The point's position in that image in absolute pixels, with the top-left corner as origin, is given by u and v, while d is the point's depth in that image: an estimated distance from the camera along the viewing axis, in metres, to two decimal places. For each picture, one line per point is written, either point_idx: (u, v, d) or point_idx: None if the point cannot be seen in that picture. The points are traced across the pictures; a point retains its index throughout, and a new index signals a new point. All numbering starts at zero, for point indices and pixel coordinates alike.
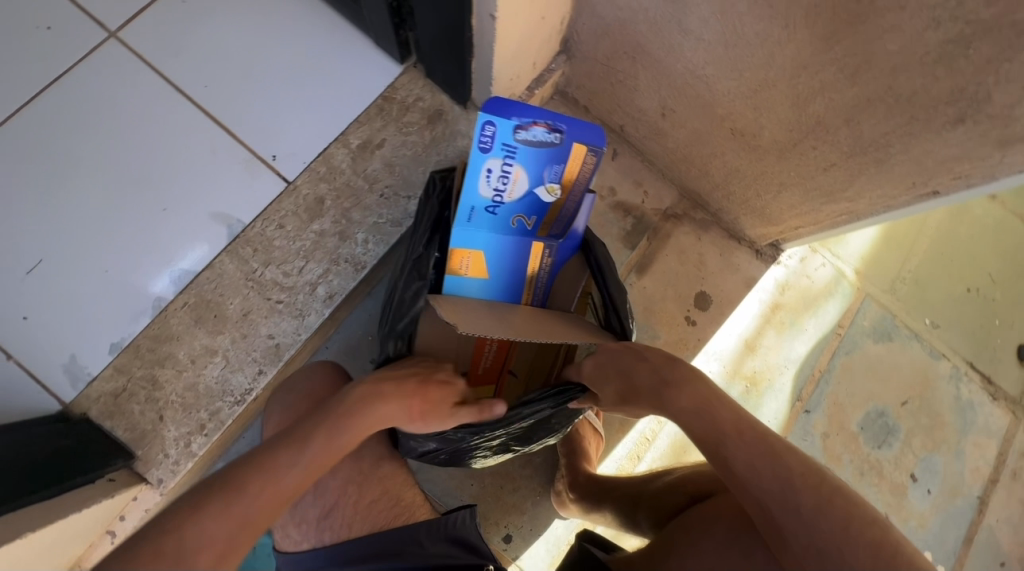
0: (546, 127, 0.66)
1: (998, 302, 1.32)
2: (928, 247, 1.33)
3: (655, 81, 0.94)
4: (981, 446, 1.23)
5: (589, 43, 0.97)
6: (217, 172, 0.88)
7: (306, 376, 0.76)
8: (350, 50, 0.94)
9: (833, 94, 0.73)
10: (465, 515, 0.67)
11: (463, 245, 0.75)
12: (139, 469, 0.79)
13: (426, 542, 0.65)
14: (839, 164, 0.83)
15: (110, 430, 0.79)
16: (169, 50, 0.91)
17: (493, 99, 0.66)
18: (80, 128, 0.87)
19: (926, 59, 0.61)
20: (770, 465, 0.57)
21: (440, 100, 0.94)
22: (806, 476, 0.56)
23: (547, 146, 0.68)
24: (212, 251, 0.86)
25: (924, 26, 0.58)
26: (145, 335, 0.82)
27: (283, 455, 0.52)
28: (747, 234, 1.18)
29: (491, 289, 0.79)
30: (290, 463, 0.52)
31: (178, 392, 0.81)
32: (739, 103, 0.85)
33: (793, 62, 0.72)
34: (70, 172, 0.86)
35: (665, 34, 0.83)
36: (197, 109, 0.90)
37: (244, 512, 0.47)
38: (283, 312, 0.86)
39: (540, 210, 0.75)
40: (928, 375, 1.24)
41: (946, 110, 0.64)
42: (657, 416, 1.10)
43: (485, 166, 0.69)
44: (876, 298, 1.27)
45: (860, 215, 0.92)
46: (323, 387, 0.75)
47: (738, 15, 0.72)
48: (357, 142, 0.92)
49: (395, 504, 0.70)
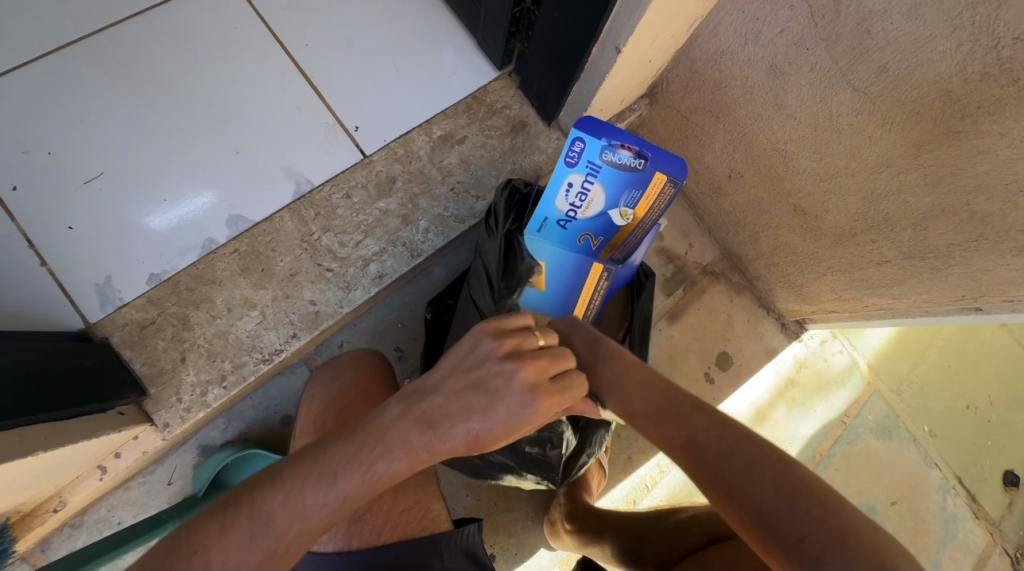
0: (633, 152, 0.67)
1: (993, 424, 1.36)
2: (939, 357, 1.37)
3: (731, 144, 0.97)
4: (957, 560, 1.26)
5: (676, 93, 1.00)
6: (296, 129, 0.88)
7: (351, 366, 0.76)
8: (452, 45, 0.96)
9: (907, 197, 0.76)
10: (473, 530, 0.67)
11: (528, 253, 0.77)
12: (148, 408, 0.76)
13: (443, 556, 0.64)
14: (893, 262, 0.86)
15: (128, 361, 0.76)
16: (278, 3, 0.92)
17: (585, 118, 0.68)
18: (170, 55, 0.87)
19: (1011, 186, 0.64)
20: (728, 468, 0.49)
21: (527, 113, 0.96)
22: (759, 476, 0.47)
23: (629, 170, 0.69)
24: (274, 205, 0.85)
25: (1019, 157, 0.62)
26: (187, 273, 0.80)
27: (361, 456, 0.47)
28: (778, 307, 1.21)
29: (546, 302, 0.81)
30: (364, 471, 0.47)
31: (206, 338, 0.79)
32: (811, 183, 0.88)
33: (878, 159, 0.76)
34: (151, 95, 0.85)
35: (758, 104, 0.86)
36: (292, 65, 0.90)
37: (346, 486, 0.46)
38: (330, 281, 0.84)
39: (609, 232, 0.76)
40: (919, 480, 1.27)
41: (1016, 237, 0.68)
42: (660, 463, 1.10)
43: (567, 180, 0.70)
44: (883, 395, 1.30)
45: (897, 313, 0.95)
46: (367, 379, 0.76)
47: (837, 104, 0.75)
48: (439, 132, 0.92)
49: (423, 517, 0.68)
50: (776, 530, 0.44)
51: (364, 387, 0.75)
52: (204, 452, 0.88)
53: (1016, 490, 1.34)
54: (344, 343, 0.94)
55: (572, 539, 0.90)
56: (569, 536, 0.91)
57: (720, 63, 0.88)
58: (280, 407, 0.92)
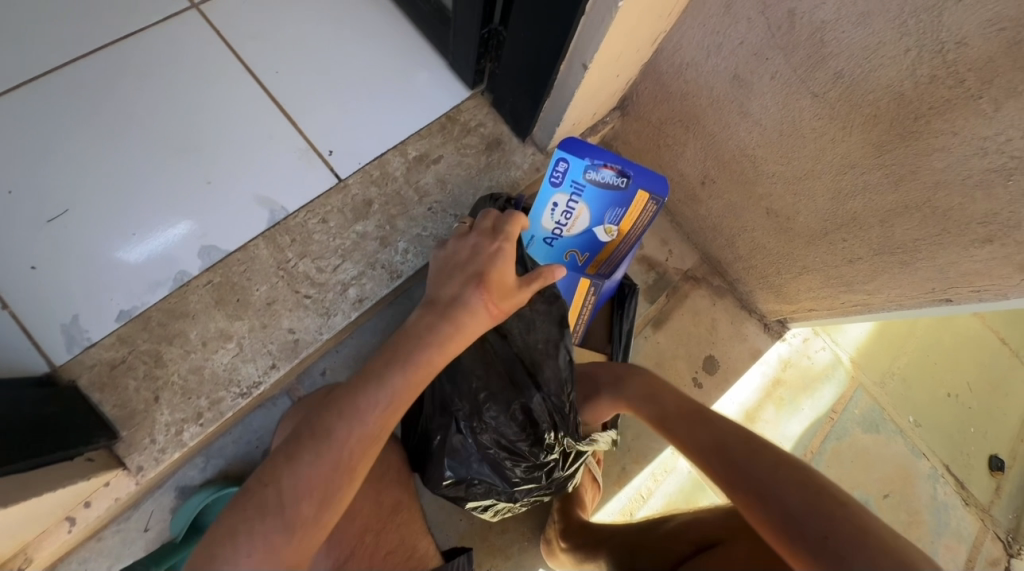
0: (615, 170, 0.68)
1: (974, 410, 1.39)
2: (917, 348, 1.40)
3: (702, 152, 0.99)
4: (952, 549, 1.27)
5: (646, 105, 1.03)
6: (269, 157, 0.87)
7: None
8: (423, 66, 0.97)
9: (873, 195, 0.79)
10: (462, 562, 0.69)
11: None
12: (120, 453, 0.72)
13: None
14: (865, 259, 0.89)
15: (97, 404, 0.73)
16: (245, 32, 0.92)
17: (569, 138, 0.69)
18: (136, 87, 0.86)
19: (967, 181, 0.67)
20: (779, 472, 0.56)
21: (502, 130, 0.97)
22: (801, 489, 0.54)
23: (613, 188, 0.69)
24: (247, 233, 0.83)
25: (971, 153, 0.64)
26: (159, 308, 0.78)
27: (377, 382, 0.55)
28: (759, 308, 1.23)
29: None
30: (384, 393, 0.54)
31: (181, 374, 0.76)
32: (780, 186, 0.91)
33: (842, 160, 0.78)
34: (117, 128, 0.84)
35: (725, 112, 0.89)
36: (263, 92, 0.90)
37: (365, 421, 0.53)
38: (309, 308, 0.83)
39: (595, 250, 0.77)
40: (909, 471, 1.29)
41: (977, 229, 0.70)
42: (654, 473, 1.09)
43: (551, 200, 0.71)
44: (868, 389, 1.32)
45: (873, 308, 0.97)
46: None
47: (799, 110, 0.78)
48: (414, 153, 0.93)
49: (410, 556, 0.66)
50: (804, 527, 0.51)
51: None
52: (182, 494, 0.84)
53: (1001, 474, 1.36)
54: (326, 370, 0.92)
55: (568, 557, 0.88)
56: (565, 555, 0.89)
57: (686, 75, 0.90)
58: (262, 441, 0.89)
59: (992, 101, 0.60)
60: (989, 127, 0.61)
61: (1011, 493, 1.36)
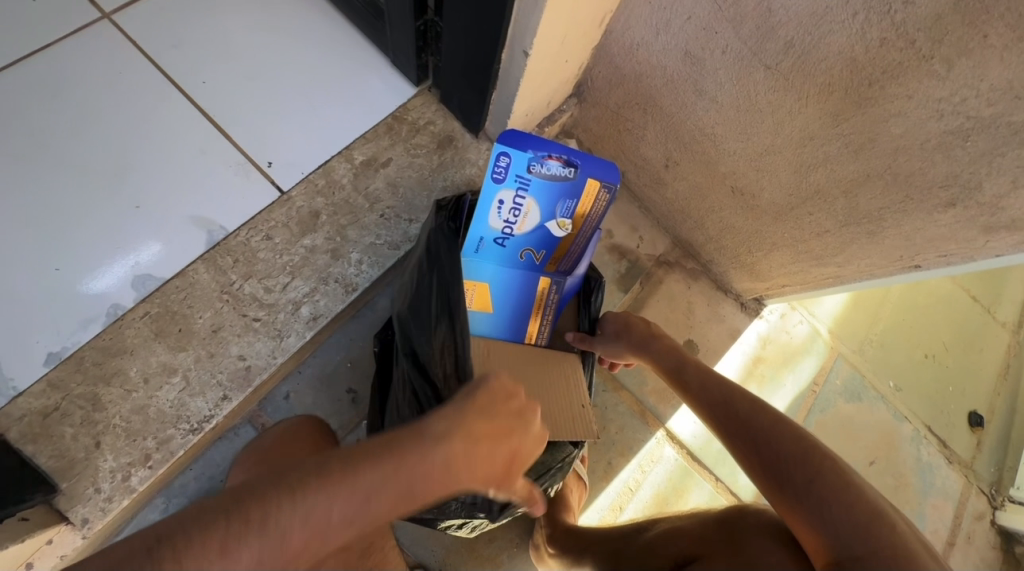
0: (560, 161, 0.66)
1: (951, 370, 1.41)
2: (892, 313, 1.41)
3: (663, 134, 0.96)
4: (939, 509, 1.28)
5: (602, 89, 0.99)
6: (203, 174, 0.81)
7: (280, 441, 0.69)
8: (364, 65, 0.91)
9: (834, 166, 0.76)
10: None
11: (470, 275, 0.74)
12: (61, 507, 0.67)
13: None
14: (833, 232, 0.87)
15: (31, 457, 0.67)
16: (166, 41, 0.86)
17: (509, 132, 0.66)
18: (47, 110, 0.79)
19: (926, 145, 0.65)
20: (773, 429, 0.62)
21: (452, 126, 0.92)
22: (793, 447, 0.59)
23: (560, 180, 0.67)
24: (185, 258, 0.78)
25: (928, 116, 0.62)
26: (93, 346, 0.72)
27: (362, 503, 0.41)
28: (735, 287, 1.21)
29: (497, 324, 0.77)
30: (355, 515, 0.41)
31: (123, 416, 0.71)
32: (743, 164, 0.88)
33: (801, 133, 0.76)
34: (29, 156, 0.77)
35: (680, 91, 0.85)
36: (191, 105, 0.84)
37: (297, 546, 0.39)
38: (259, 332, 0.78)
39: (549, 246, 0.73)
40: (892, 436, 1.30)
41: (939, 193, 0.68)
42: (640, 465, 1.07)
43: (497, 197, 0.67)
44: (847, 358, 1.32)
45: (845, 280, 0.96)
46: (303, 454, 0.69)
47: (754, 83, 0.75)
48: (361, 158, 0.87)
49: None
50: (792, 476, 0.57)
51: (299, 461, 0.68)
52: None
53: (981, 430, 1.38)
54: (289, 394, 0.87)
55: (557, 563, 0.86)
56: (554, 560, 0.86)
57: (638, 55, 0.86)
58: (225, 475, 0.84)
59: (944, 61, 0.57)
60: (943, 88, 0.59)
61: (992, 447, 1.38)
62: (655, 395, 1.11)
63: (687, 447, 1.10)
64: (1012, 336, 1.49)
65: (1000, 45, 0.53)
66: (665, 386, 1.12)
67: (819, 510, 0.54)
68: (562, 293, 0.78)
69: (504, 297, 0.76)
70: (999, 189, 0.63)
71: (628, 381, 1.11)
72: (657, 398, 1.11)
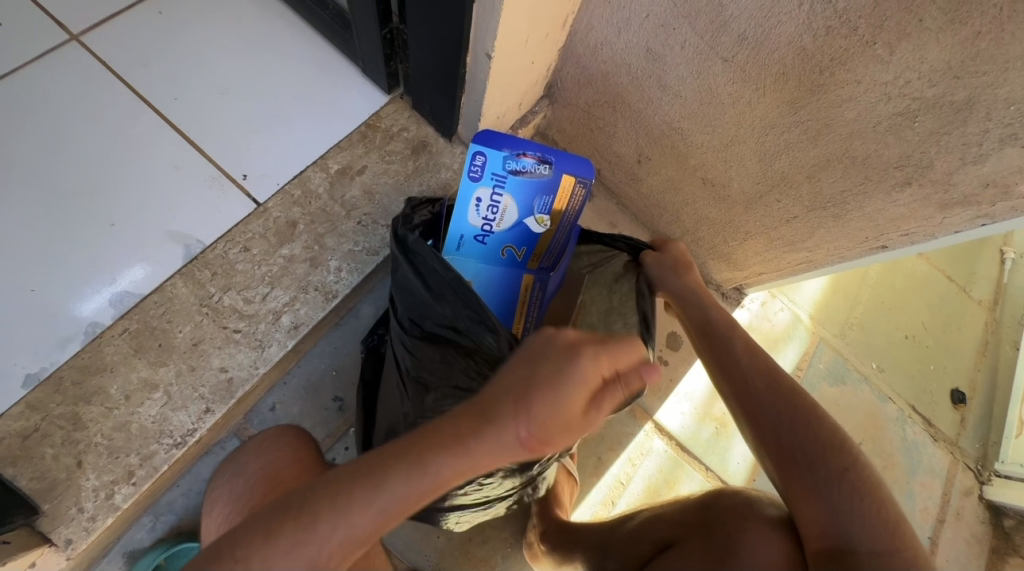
0: (536, 158, 0.67)
1: (932, 349, 1.44)
2: (871, 296, 1.44)
3: (633, 130, 0.98)
4: (927, 486, 1.30)
5: (572, 90, 1.01)
6: (179, 189, 0.82)
7: (257, 455, 0.69)
8: (336, 76, 0.93)
9: (796, 153, 0.78)
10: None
11: None
12: (43, 528, 0.66)
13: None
14: (801, 217, 0.89)
15: (11, 480, 0.67)
16: (137, 61, 0.86)
17: (484, 132, 0.68)
18: (19, 133, 0.79)
19: (878, 128, 0.67)
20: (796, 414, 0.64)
21: (426, 132, 0.93)
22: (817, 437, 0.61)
23: (536, 177, 0.68)
24: (163, 273, 0.78)
25: (877, 100, 0.65)
26: (72, 366, 0.72)
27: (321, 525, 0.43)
28: (715, 278, 1.22)
29: None
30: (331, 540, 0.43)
31: (105, 434, 0.71)
32: (710, 155, 0.90)
33: (762, 122, 0.78)
34: (1, 179, 0.77)
35: (646, 88, 0.88)
36: (164, 122, 0.84)
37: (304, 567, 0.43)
38: (240, 343, 0.78)
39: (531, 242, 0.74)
40: (877, 416, 1.32)
41: (895, 173, 0.71)
42: (630, 458, 1.08)
43: (474, 196, 0.69)
44: (829, 342, 1.35)
45: (818, 264, 0.98)
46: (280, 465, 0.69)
47: (714, 76, 0.77)
48: (336, 167, 0.89)
49: None
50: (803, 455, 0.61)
51: (280, 471, 0.68)
52: (131, 558, 0.79)
53: (964, 407, 1.41)
54: (275, 405, 0.87)
55: (550, 560, 0.86)
56: (547, 558, 0.87)
57: (603, 55, 0.89)
58: None
59: (886, 45, 0.60)
60: (888, 71, 0.62)
61: (976, 423, 1.41)
62: None
63: (676, 438, 1.11)
64: (989, 313, 1.52)
65: (935, 28, 0.56)
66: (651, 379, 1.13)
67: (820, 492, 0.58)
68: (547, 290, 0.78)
69: (491, 291, 0.77)
70: (949, 166, 0.66)
71: None
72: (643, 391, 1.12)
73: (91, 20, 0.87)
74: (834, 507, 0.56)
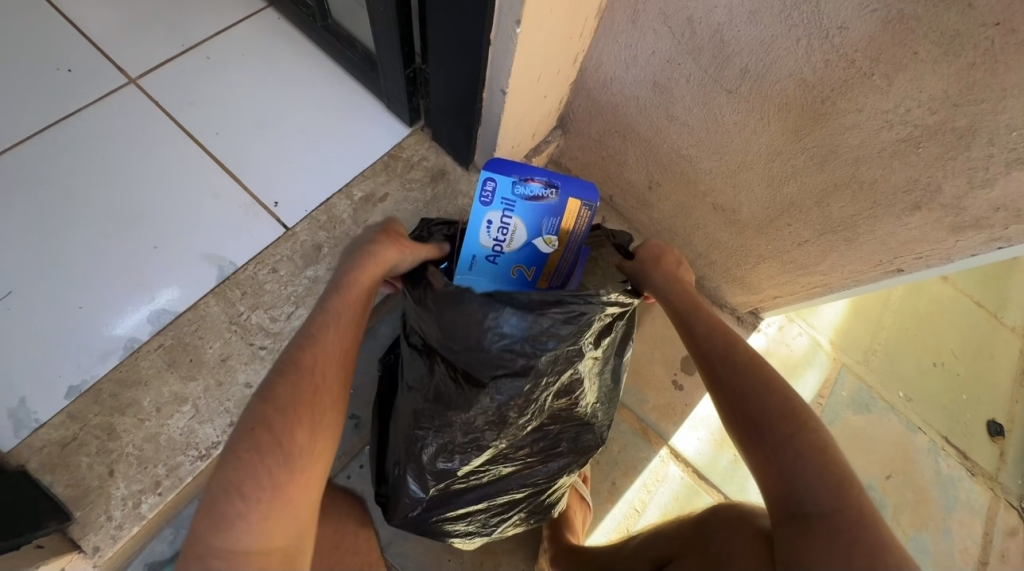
0: (542, 183, 0.70)
1: (963, 377, 1.38)
2: (895, 321, 1.40)
3: (643, 158, 1.01)
4: (966, 524, 1.23)
5: (583, 120, 1.06)
6: (216, 215, 0.88)
7: None
8: (362, 111, 1.00)
9: (804, 178, 0.80)
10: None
11: None
12: (74, 535, 0.69)
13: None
14: (812, 241, 0.89)
15: (48, 486, 0.70)
16: (184, 100, 0.95)
17: (494, 159, 0.71)
18: (78, 164, 0.88)
19: (883, 154, 0.69)
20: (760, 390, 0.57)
21: (444, 161, 0.99)
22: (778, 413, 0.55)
23: (543, 200, 0.70)
24: (198, 292, 0.83)
25: (880, 127, 0.67)
26: (110, 378, 0.77)
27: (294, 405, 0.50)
28: (729, 302, 1.22)
29: None
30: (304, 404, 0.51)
31: (136, 444, 0.74)
32: (719, 181, 0.92)
33: (768, 149, 0.80)
34: (58, 205, 0.85)
35: (654, 118, 0.92)
36: (206, 154, 0.92)
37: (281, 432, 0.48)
38: (264, 359, 0.82)
39: (540, 260, 0.75)
40: (907, 448, 1.26)
41: (904, 198, 0.72)
42: (645, 484, 1.06)
43: (486, 218, 0.70)
44: (852, 369, 1.31)
45: (833, 287, 0.98)
46: None
47: (719, 106, 0.80)
48: (360, 195, 0.94)
49: None
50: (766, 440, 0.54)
51: None
52: None
53: (1002, 440, 1.34)
54: None
55: None
56: None
57: (612, 88, 0.93)
58: None
59: (884, 76, 0.62)
60: (888, 100, 0.64)
61: (1017, 457, 1.33)
62: (657, 412, 1.11)
63: (693, 464, 1.09)
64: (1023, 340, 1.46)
65: (931, 59, 0.58)
66: (666, 403, 1.11)
67: (784, 474, 0.52)
68: None
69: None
70: (957, 190, 0.66)
71: (627, 399, 1.11)
72: (658, 416, 1.10)
73: (147, 65, 0.97)
74: (797, 491, 0.51)
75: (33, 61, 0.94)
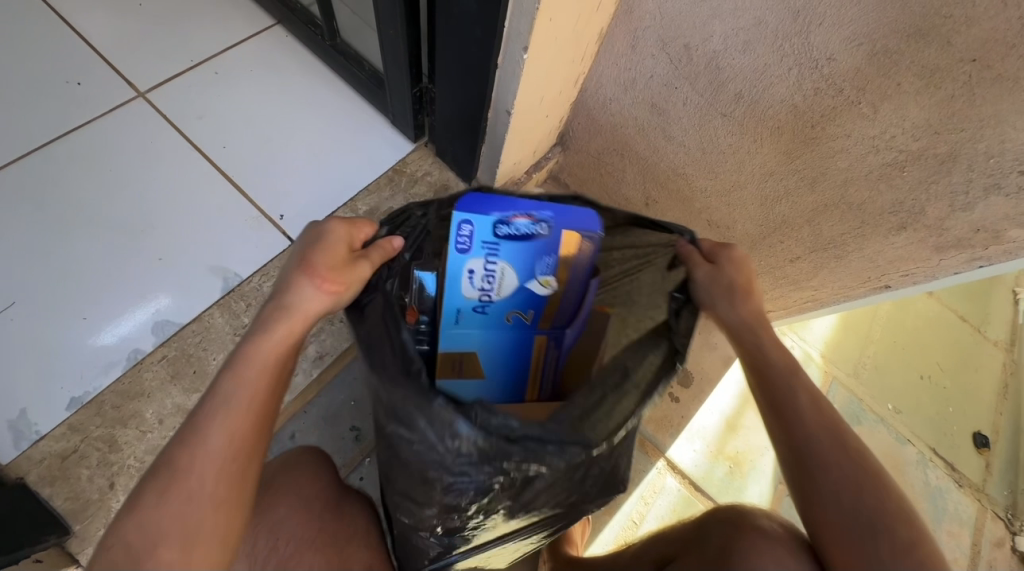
0: (528, 218, 0.63)
1: (949, 390, 1.42)
2: (883, 334, 1.44)
3: (640, 175, 1.04)
4: (955, 535, 1.25)
5: (583, 138, 1.09)
6: (221, 227, 0.89)
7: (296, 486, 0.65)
8: (367, 126, 1.02)
9: (795, 199, 0.83)
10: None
11: (454, 347, 0.67)
12: (72, 549, 0.69)
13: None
14: (804, 258, 0.92)
15: (47, 499, 0.70)
16: (192, 114, 0.97)
17: (467, 200, 0.64)
18: (85, 176, 0.88)
19: (870, 176, 0.72)
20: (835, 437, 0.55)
21: (447, 176, 1.01)
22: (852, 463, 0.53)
23: (531, 238, 0.63)
24: (203, 303, 0.84)
25: (867, 152, 0.70)
26: (113, 390, 0.77)
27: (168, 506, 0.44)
28: None
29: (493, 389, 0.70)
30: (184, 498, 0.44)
31: (137, 456, 0.74)
32: (714, 199, 0.96)
33: (761, 170, 0.84)
34: (64, 216, 0.85)
35: (651, 137, 0.95)
36: (212, 167, 0.93)
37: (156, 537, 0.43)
38: None
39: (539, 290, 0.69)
40: (897, 460, 1.29)
41: (890, 219, 0.75)
42: (643, 496, 1.07)
43: (466, 268, 0.63)
44: (842, 382, 1.34)
45: (824, 302, 1.01)
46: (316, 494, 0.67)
47: (714, 129, 0.84)
48: (364, 209, 0.96)
49: None
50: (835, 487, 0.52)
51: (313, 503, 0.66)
52: None
53: (988, 451, 1.37)
54: (295, 434, 0.90)
55: None
56: None
57: (611, 108, 0.97)
58: None
59: (870, 105, 0.66)
60: (874, 127, 0.67)
61: (1003, 469, 1.36)
62: (653, 424, 1.12)
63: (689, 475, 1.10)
64: (1005, 354, 1.51)
65: (913, 91, 0.62)
66: (663, 415, 1.13)
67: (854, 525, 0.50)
68: (564, 349, 0.71)
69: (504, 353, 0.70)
70: (940, 212, 0.70)
71: None
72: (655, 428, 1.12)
73: (155, 79, 0.98)
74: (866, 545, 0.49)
75: (41, 74, 0.95)
